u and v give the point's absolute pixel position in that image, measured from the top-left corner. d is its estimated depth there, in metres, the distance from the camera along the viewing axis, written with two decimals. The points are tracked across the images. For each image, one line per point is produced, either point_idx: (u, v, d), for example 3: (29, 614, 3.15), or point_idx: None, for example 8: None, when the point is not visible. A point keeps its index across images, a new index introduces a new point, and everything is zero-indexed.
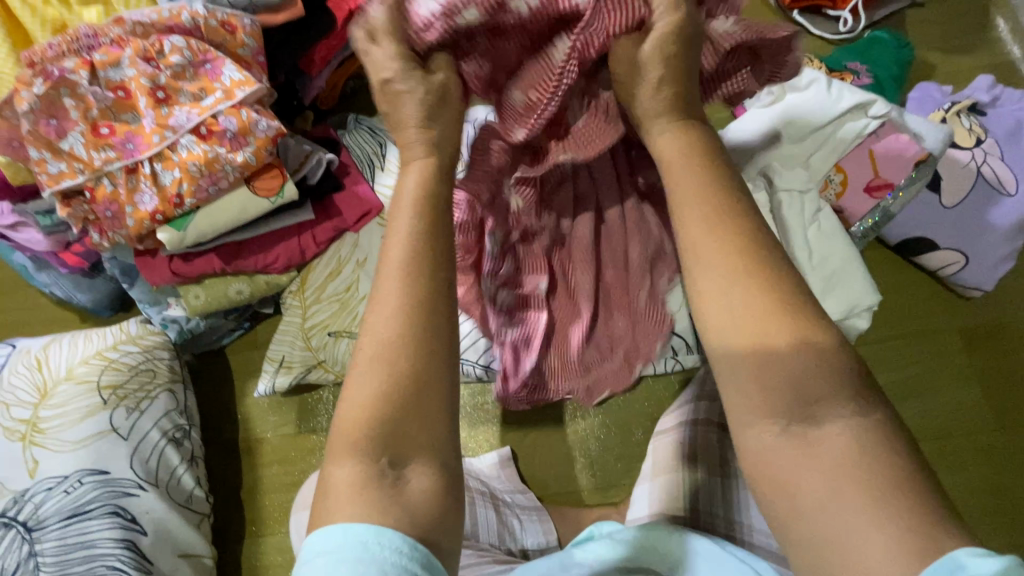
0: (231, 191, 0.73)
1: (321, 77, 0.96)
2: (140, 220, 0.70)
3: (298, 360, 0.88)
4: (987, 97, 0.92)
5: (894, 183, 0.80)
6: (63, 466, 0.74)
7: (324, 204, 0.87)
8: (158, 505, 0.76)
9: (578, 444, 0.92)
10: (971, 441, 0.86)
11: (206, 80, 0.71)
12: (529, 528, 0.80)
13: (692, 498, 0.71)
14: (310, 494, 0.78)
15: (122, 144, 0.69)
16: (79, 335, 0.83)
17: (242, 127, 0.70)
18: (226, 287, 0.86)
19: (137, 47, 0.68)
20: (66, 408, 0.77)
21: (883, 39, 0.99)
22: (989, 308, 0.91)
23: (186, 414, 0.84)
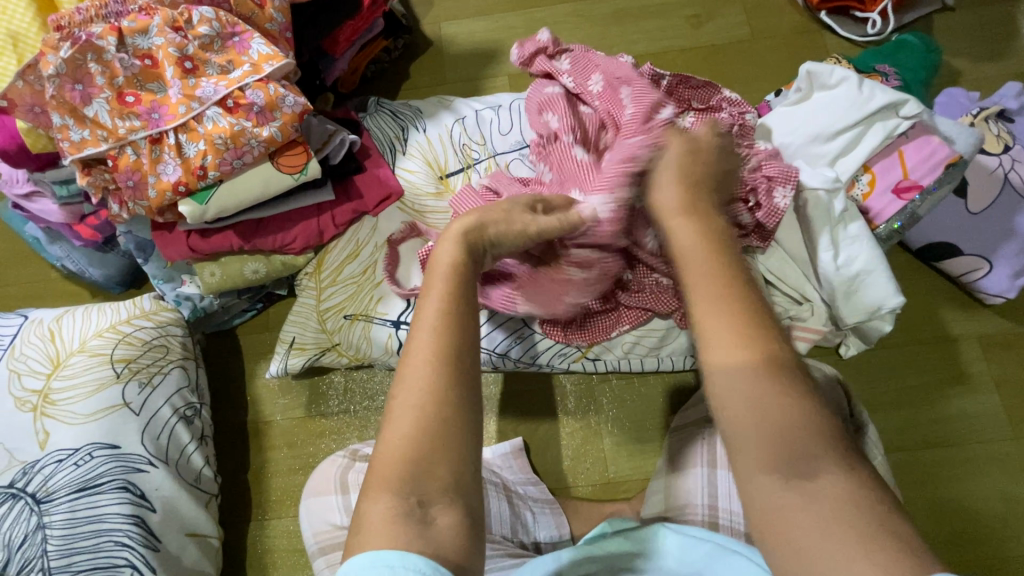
0: (255, 166, 0.72)
1: (344, 59, 0.96)
2: (162, 191, 0.69)
3: (311, 341, 0.87)
4: (1015, 104, 0.91)
5: (923, 183, 0.79)
6: (73, 439, 0.73)
7: (345, 185, 0.86)
8: (168, 483, 0.75)
9: (591, 439, 0.91)
10: (988, 449, 0.86)
11: (233, 53, 0.70)
12: (542, 521, 0.78)
13: (709, 493, 0.70)
14: (322, 477, 0.78)
15: (148, 113, 0.68)
16: (92, 308, 0.82)
17: (269, 101, 0.69)
18: (242, 266, 0.85)
19: (165, 16, 0.67)
20: (77, 380, 0.76)
21: (910, 42, 0.98)
22: (1008, 317, 0.91)
23: (197, 392, 0.83)
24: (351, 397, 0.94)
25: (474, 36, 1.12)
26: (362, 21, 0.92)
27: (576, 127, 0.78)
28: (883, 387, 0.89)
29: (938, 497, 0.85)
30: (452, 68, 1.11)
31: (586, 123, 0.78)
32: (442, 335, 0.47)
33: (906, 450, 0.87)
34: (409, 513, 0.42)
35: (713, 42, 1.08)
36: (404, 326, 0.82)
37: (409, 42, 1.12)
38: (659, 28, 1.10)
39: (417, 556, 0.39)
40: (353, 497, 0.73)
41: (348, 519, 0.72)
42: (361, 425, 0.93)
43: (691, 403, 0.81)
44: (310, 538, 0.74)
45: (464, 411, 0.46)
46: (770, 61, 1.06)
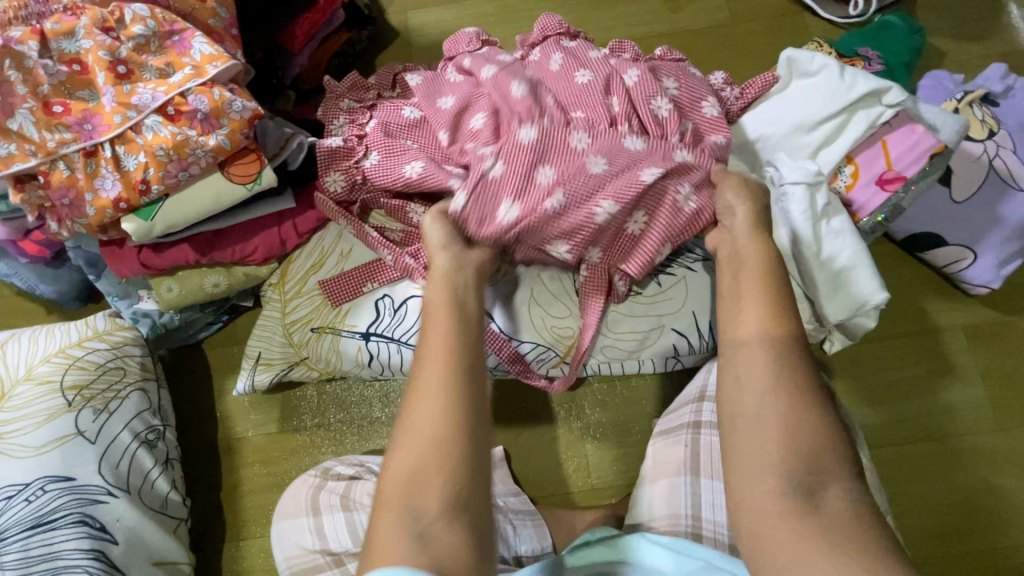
0: (202, 177, 0.67)
1: (303, 55, 0.89)
2: (101, 208, 0.64)
3: (278, 356, 0.83)
4: (1000, 87, 0.88)
5: (906, 175, 0.76)
6: (24, 473, 0.69)
7: (307, 190, 0.81)
8: (130, 512, 0.71)
9: (574, 444, 0.89)
10: (973, 442, 0.85)
11: (172, 54, 0.64)
12: (524, 534, 0.76)
13: (693, 503, 0.68)
14: (292, 499, 0.75)
15: (79, 124, 0.62)
16: (41, 331, 0.77)
17: (213, 107, 0.64)
18: (201, 280, 0.80)
19: (94, 16, 0.62)
20: (26, 410, 0.72)
21: (893, 23, 0.95)
22: (994, 306, 0.89)
23: (160, 414, 0.80)
24: (324, 409, 0.91)
25: (442, 25, 1.06)
26: (319, 14, 0.87)
27: (572, 97, 0.73)
28: (868, 381, 0.88)
29: (925, 491, 0.84)
30: (421, 59, 1.05)
31: (539, 90, 0.74)
32: (447, 377, 0.49)
33: (890, 445, 0.86)
34: (415, 531, 0.43)
35: (692, 27, 1.04)
36: (375, 338, 0.79)
37: (373, 33, 1.06)
38: (635, 13, 1.05)
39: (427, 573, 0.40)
40: (325, 519, 0.71)
41: (321, 542, 0.70)
42: (338, 439, 0.90)
43: (676, 406, 0.78)
44: (282, 562, 0.72)
45: (464, 432, 0.47)
46: (751, 45, 1.02)
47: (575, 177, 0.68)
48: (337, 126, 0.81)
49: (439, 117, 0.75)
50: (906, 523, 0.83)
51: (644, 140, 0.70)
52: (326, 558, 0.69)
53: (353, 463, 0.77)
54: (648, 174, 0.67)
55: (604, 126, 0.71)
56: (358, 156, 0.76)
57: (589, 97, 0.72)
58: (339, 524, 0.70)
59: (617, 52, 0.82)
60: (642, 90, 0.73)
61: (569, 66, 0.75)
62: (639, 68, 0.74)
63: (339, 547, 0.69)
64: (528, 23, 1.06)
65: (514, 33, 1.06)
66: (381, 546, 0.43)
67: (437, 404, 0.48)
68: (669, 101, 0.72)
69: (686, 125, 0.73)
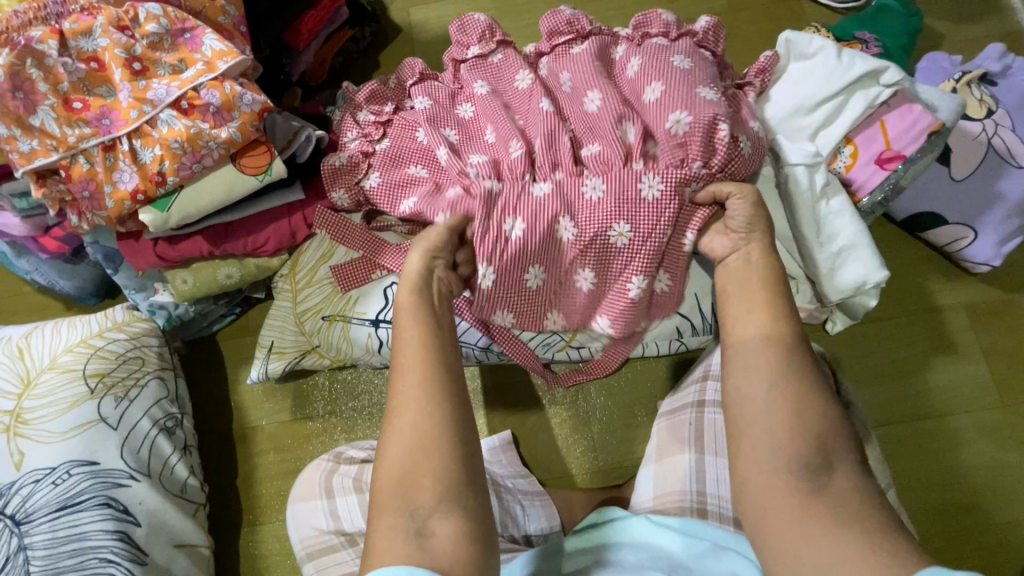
0: (216, 170, 0.70)
1: (309, 51, 0.91)
2: (120, 200, 0.66)
3: (290, 345, 0.85)
4: (998, 66, 0.88)
5: (905, 153, 0.77)
6: (49, 458, 0.72)
7: (315, 183, 0.82)
8: (151, 495, 0.74)
9: (580, 427, 0.90)
10: (976, 419, 0.86)
11: (185, 51, 0.67)
12: (532, 513, 0.78)
13: (697, 478, 0.68)
14: (306, 482, 0.77)
15: (98, 119, 0.65)
16: (62, 322, 0.80)
17: (225, 101, 0.66)
18: (215, 271, 0.83)
19: (109, 15, 0.64)
20: (50, 398, 0.74)
21: (890, 6, 0.96)
22: (995, 285, 0.90)
23: (177, 402, 0.82)
24: (336, 397, 0.93)
25: (444, 21, 1.08)
26: (323, 11, 0.89)
27: (591, 131, 0.71)
28: (870, 361, 0.89)
29: (929, 469, 0.85)
30: (423, 55, 1.07)
31: (558, 131, 0.72)
32: (424, 387, 0.51)
33: (893, 423, 0.87)
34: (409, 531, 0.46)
35: (690, 16, 1.05)
36: (384, 325, 0.81)
37: (377, 30, 1.08)
38: (634, 3, 1.06)
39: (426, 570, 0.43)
40: (338, 502, 0.73)
41: (335, 523, 0.72)
42: (349, 426, 0.92)
43: (680, 387, 0.80)
44: (297, 544, 0.74)
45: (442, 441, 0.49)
46: (748, 32, 1.03)
47: (594, 240, 0.68)
48: (349, 139, 0.81)
49: (433, 142, 0.74)
50: (909, 499, 0.84)
51: (661, 180, 0.66)
52: (340, 538, 0.71)
53: (364, 447, 0.79)
54: (663, 233, 0.67)
55: (619, 165, 0.68)
56: (361, 175, 0.78)
57: (607, 135, 0.69)
58: (351, 506, 0.72)
59: (641, 29, 0.76)
60: (663, 105, 0.69)
61: (582, 93, 0.73)
62: (663, 79, 0.70)
63: (352, 527, 0.71)
64: (529, 16, 1.08)
65: (514, 26, 1.07)
66: (402, 517, 0.47)
67: (417, 407, 0.50)
68: (692, 112, 0.67)
69: (719, 130, 0.66)
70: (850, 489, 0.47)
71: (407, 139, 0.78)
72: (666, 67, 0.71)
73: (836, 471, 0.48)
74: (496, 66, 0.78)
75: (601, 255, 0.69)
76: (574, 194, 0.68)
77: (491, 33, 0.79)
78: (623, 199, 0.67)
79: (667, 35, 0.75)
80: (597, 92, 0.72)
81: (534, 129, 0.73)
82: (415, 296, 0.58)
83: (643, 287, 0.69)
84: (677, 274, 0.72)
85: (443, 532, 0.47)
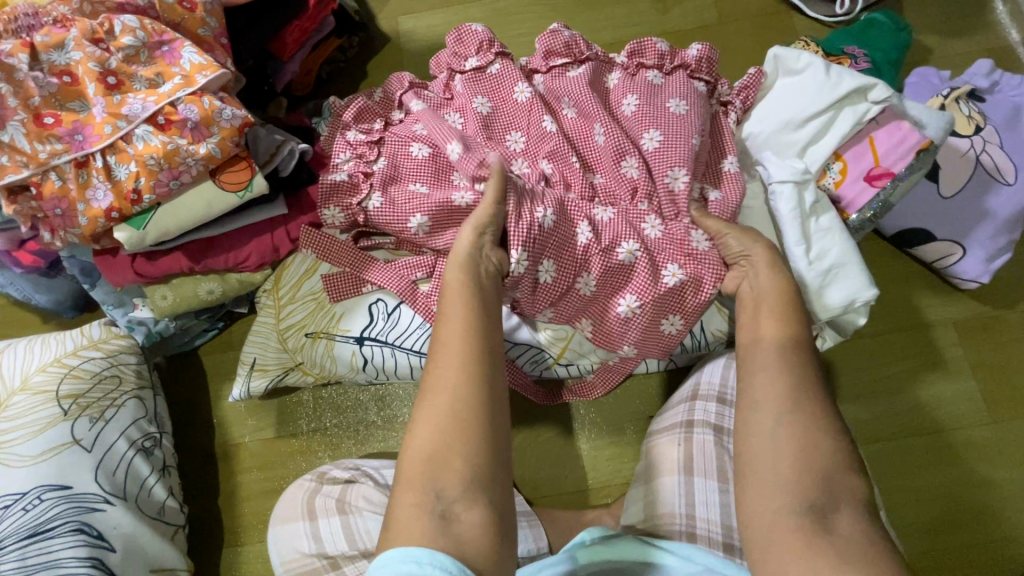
0: (194, 186, 0.68)
1: (294, 61, 0.91)
2: (93, 217, 0.64)
3: (273, 362, 0.84)
4: (986, 82, 0.89)
5: (894, 171, 0.76)
6: (20, 482, 0.69)
7: (298, 197, 0.81)
8: (127, 519, 0.72)
9: (569, 444, 0.89)
10: (965, 436, 0.85)
11: (162, 65, 0.65)
12: (520, 534, 0.76)
13: (686, 501, 0.67)
14: (289, 503, 0.75)
15: (70, 135, 0.63)
16: (36, 340, 0.78)
17: (204, 116, 0.64)
18: (195, 287, 0.81)
19: (83, 27, 0.63)
20: (21, 420, 0.72)
21: (880, 21, 0.95)
22: (984, 300, 0.90)
23: (156, 421, 0.80)
24: (321, 414, 0.91)
25: (432, 30, 1.07)
26: (308, 21, 0.88)
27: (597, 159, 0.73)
28: (860, 378, 0.88)
29: (919, 486, 0.84)
30: (411, 64, 1.06)
31: (562, 149, 0.73)
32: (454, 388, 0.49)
33: (883, 440, 0.86)
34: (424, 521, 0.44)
35: (681, 28, 1.04)
36: (369, 342, 0.79)
37: (364, 38, 1.07)
38: (624, 15, 1.05)
39: (444, 553, 0.41)
40: (320, 523, 0.72)
41: (318, 546, 0.71)
42: (334, 443, 0.90)
43: (668, 405, 0.78)
44: (279, 566, 0.72)
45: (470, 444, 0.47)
46: (739, 45, 1.03)
47: (600, 257, 0.68)
48: (341, 160, 0.78)
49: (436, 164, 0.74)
50: (899, 518, 0.83)
51: (662, 224, 0.70)
52: (323, 561, 0.69)
53: (348, 467, 0.77)
54: (669, 274, 0.68)
55: (625, 202, 0.72)
56: (362, 196, 0.76)
57: (611, 168, 0.72)
58: (335, 528, 0.71)
59: (636, 57, 0.77)
60: (659, 152, 0.71)
61: (584, 126, 0.74)
62: (662, 126, 0.72)
63: (334, 550, 0.70)
64: (517, 27, 1.06)
65: (504, 36, 1.06)
66: (407, 514, 0.44)
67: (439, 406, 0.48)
68: (687, 170, 0.70)
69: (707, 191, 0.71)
70: (837, 523, 0.46)
71: (403, 156, 0.76)
72: (661, 108, 0.73)
73: (837, 508, 0.47)
74: (493, 77, 0.77)
75: (605, 277, 0.69)
76: (586, 213, 0.69)
77: (489, 45, 0.78)
78: (630, 228, 0.69)
79: (661, 68, 0.77)
80: (604, 120, 0.73)
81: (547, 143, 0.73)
82: (464, 269, 0.58)
83: (638, 306, 0.69)
84: (687, 316, 0.70)
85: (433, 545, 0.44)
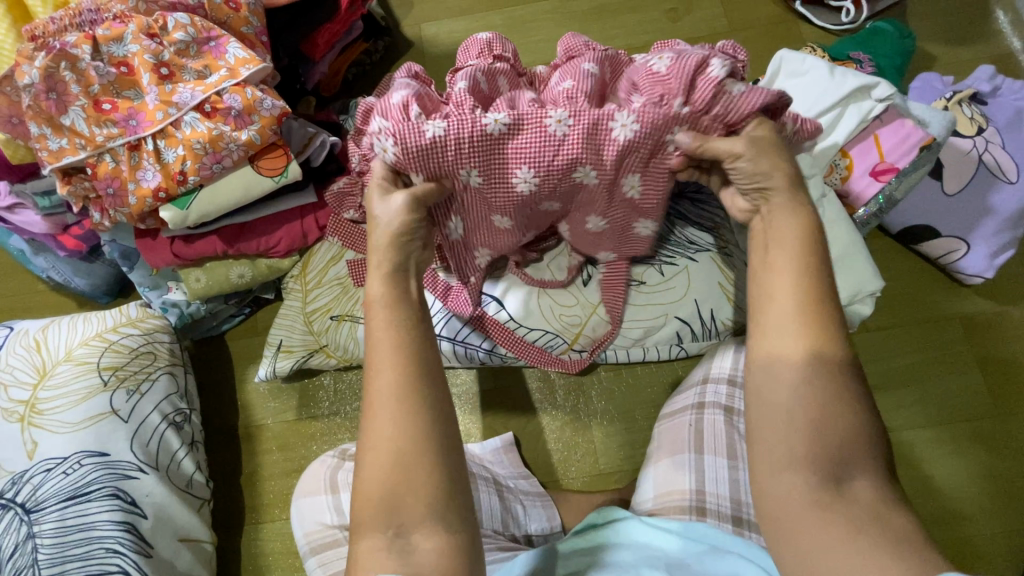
0: (234, 171, 0.72)
1: (324, 62, 0.96)
2: (142, 198, 0.69)
3: (299, 344, 0.87)
4: (988, 86, 0.92)
5: (899, 166, 0.80)
6: (61, 448, 0.73)
7: (327, 187, 0.85)
8: (159, 488, 0.75)
9: (581, 431, 0.92)
10: (972, 429, 0.87)
11: (210, 58, 0.70)
12: (533, 513, 0.79)
13: (697, 477, 0.69)
14: (312, 478, 0.78)
15: (125, 120, 0.68)
16: (79, 317, 0.82)
17: (246, 105, 0.69)
18: (227, 271, 0.85)
19: (140, 23, 0.68)
20: (64, 390, 0.76)
21: (885, 29, 0.99)
22: (988, 297, 0.92)
23: (186, 398, 0.84)
24: (342, 398, 0.94)
25: (453, 36, 1.13)
26: (339, 25, 0.92)
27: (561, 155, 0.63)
28: (867, 371, 0.90)
29: (926, 477, 0.85)
30: (433, 68, 1.11)
31: (531, 103, 0.63)
32: (404, 389, 0.47)
33: (890, 432, 0.88)
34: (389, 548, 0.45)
35: (692, 35, 1.09)
36: None
37: (389, 44, 1.12)
38: (637, 23, 1.10)
39: None
40: (342, 496, 0.74)
41: (339, 518, 0.73)
42: (353, 426, 0.93)
43: (680, 390, 0.81)
44: (301, 539, 0.75)
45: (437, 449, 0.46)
46: (747, 52, 1.07)
47: (553, 181, 0.63)
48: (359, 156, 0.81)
49: (413, 100, 0.59)
50: (907, 509, 0.85)
51: (633, 115, 0.59)
52: (343, 533, 0.72)
53: None
54: (629, 184, 0.65)
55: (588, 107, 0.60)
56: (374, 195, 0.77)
57: (579, 92, 0.62)
58: None
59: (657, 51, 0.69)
60: (646, 81, 0.61)
61: (560, 104, 0.62)
62: (663, 58, 0.61)
63: None
64: (535, 34, 1.12)
65: (522, 42, 1.11)
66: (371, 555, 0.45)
67: (395, 414, 0.47)
68: (668, 58, 0.60)
69: (696, 84, 0.59)
70: None
71: None
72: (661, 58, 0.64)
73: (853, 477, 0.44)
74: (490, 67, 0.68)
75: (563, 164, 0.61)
76: (531, 126, 0.60)
77: (492, 48, 0.71)
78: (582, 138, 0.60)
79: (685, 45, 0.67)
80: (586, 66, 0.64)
81: (522, 153, 0.61)
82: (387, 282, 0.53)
83: (603, 223, 0.70)
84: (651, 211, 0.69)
85: (418, 539, 0.45)
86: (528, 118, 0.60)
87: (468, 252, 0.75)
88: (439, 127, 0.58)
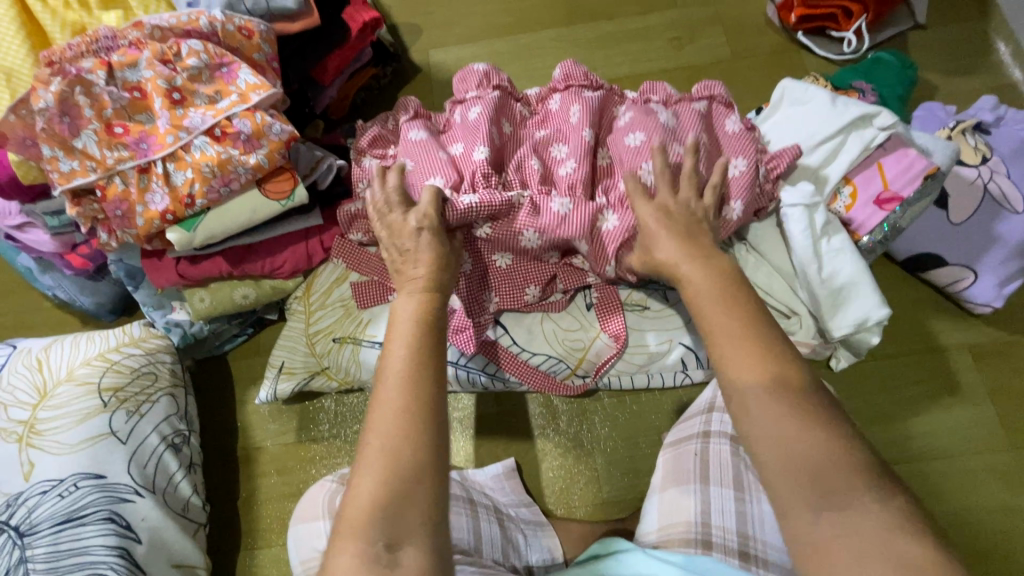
0: (241, 194, 0.73)
1: (333, 87, 0.97)
2: (150, 219, 0.70)
3: (300, 365, 0.87)
4: (992, 116, 0.92)
5: (902, 195, 0.79)
6: (59, 469, 0.72)
7: (333, 209, 0.86)
8: (154, 513, 0.74)
9: (584, 458, 0.90)
10: (984, 462, 0.85)
11: (221, 83, 0.72)
12: (535, 543, 0.78)
13: (702, 510, 0.68)
14: (310, 502, 0.77)
15: (136, 143, 0.69)
16: (81, 336, 0.82)
17: (255, 130, 0.70)
18: (232, 291, 0.85)
19: (155, 50, 0.70)
20: (64, 410, 0.75)
21: (886, 59, 1.00)
22: (997, 326, 0.91)
23: (186, 419, 0.83)
24: (342, 420, 0.93)
25: (460, 63, 1.15)
26: (349, 50, 0.94)
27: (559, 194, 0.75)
28: (875, 401, 0.89)
29: (934, 511, 0.83)
30: (440, 93, 1.13)
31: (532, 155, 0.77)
32: (408, 399, 0.48)
33: (899, 463, 0.86)
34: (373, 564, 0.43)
35: (695, 63, 1.10)
36: None
37: (397, 69, 1.14)
38: (641, 51, 1.12)
39: None
40: None
41: None
42: (353, 449, 0.92)
43: (685, 417, 0.80)
44: (297, 564, 0.74)
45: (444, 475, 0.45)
46: (750, 80, 1.09)
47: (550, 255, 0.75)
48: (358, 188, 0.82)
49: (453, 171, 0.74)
50: None
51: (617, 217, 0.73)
52: None
53: None
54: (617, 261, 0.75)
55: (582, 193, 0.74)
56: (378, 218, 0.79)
57: (578, 157, 0.75)
58: None
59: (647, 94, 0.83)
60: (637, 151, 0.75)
61: (562, 191, 0.74)
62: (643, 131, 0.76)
63: None
64: (540, 60, 1.14)
65: (527, 69, 1.13)
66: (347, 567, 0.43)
67: (394, 417, 0.47)
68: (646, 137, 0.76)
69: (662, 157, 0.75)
70: None
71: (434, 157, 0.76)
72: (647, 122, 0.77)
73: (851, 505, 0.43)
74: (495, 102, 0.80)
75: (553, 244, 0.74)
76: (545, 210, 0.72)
77: (488, 80, 0.82)
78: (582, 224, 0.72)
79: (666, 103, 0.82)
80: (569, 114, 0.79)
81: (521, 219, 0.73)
82: (418, 303, 0.58)
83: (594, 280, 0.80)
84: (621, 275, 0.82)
85: (405, 554, 0.43)
86: (540, 195, 0.73)
87: (480, 298, 0.79)
88: (472, 199, 0.70)
